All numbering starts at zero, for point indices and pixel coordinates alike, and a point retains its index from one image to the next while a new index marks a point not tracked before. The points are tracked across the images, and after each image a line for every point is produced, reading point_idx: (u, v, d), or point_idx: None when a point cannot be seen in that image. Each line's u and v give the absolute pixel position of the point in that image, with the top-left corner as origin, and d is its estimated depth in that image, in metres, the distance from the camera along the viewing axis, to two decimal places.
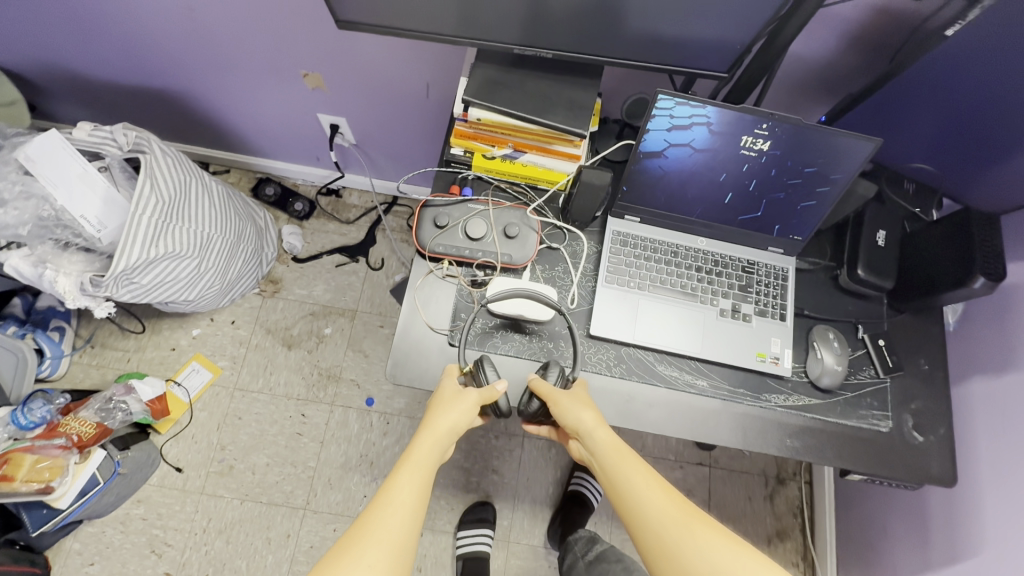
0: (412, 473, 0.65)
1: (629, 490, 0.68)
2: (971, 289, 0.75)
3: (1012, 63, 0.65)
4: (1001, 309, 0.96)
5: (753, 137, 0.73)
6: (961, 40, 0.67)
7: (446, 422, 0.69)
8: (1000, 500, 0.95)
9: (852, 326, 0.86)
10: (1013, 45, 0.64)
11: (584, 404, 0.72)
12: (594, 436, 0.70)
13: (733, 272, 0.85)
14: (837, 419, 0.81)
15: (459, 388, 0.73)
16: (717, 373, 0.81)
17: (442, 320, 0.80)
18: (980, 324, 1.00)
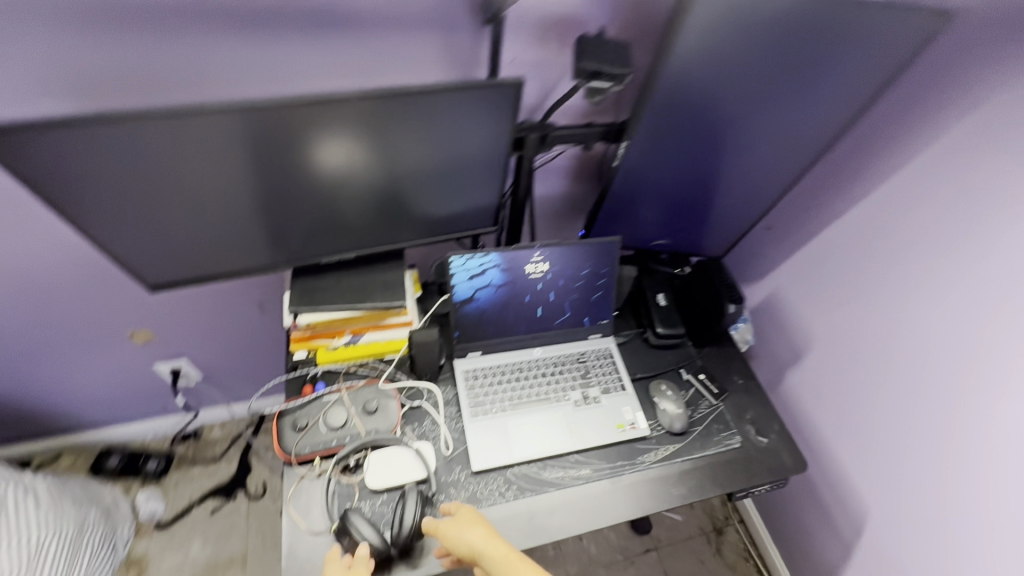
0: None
1: None
2: (730, 315, 0.99)
3: (680, 169, 0.93)
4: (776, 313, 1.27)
5: (534, 263, 0.93)
6: (642, 172, 0.93)
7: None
8: (855, 461, 1.13)
9: (676, 372, 1.03)
10: (675, 163, 0.91)
11: (469, 523, 0.72)
12: (484, 551, 0.69)
13: (571, 366, 0.99)
14: (700, 453, 0.93)
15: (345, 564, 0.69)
16: (595, 456, 0.90)
17: (326, 520, 0.78)
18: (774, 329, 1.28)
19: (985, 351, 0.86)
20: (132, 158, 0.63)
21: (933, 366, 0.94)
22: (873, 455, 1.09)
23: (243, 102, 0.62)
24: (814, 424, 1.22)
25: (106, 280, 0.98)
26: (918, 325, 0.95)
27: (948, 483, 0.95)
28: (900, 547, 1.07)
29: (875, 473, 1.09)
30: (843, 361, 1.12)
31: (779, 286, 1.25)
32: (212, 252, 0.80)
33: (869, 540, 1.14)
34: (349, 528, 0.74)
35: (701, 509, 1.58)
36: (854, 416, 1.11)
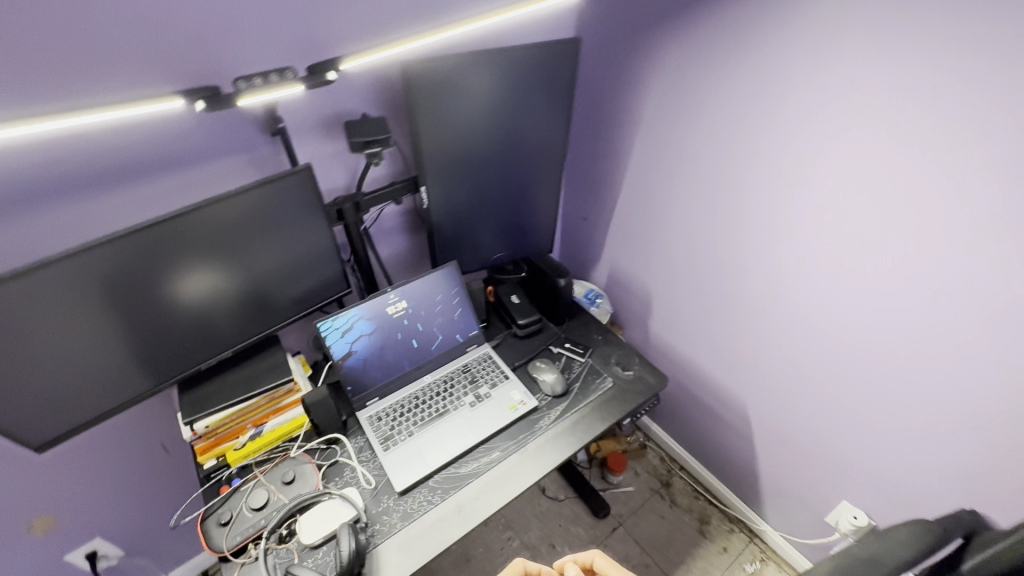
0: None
1: None
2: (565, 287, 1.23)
3: (488, 188, 1.16)
4: (622, 278, 1.54)
5: (393, 304, 1.09)
6: (461, 199, 1.15)
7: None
8: (718, 366, 1.38)
9: (547, 349, 1.22)
10: (483, 182, 1.15)
11: None
12: None
13: (459, 377, 1.14)
14: (584, 401, 1.11)
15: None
16: (500, 439, 1.04)
17: None
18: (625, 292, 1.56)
19: (740, 241, 1.14)
20: None
21: (722, 269, 1.22)
22: (725, 354, 1.34)
23: (86, 248, 0.75)
24: (683, 353, 1.47)
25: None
26: (698, 242, 1.25)
27: (775, 350, 1.19)
28: (773, 417, 1.30)
29: (732, 368, 1.34)
30: (674, 294, 1.40)
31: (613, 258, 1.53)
32: (94, 394, 0.87)
33: (755, 424, 1.36)
34: None
35: (645, 472, 1.73)
36: (701, 332, 1.37)
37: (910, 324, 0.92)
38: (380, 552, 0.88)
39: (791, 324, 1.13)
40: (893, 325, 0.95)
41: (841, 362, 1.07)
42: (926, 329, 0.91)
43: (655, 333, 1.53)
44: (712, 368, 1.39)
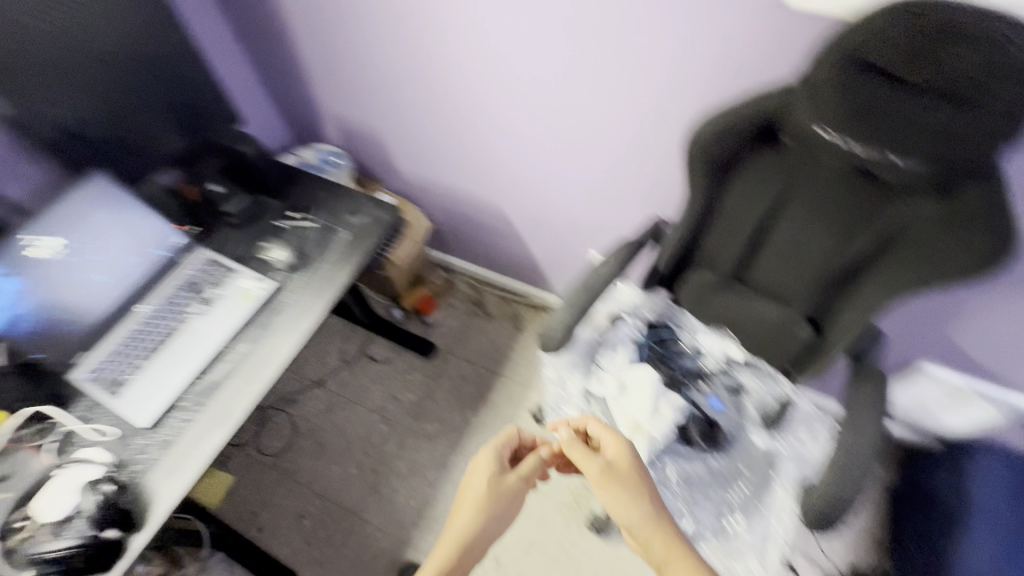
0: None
1: (612, 508, 0.83)
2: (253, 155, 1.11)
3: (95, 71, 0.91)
4: (353, 125, 1.46)
5: (36, 247, 0.88)
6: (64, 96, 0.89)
7: (489, 517, 0.89)
8: (465, 179, 1.44)
9: (273, 226, 1.14)
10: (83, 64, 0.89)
11: (631, 505, 0.81)
12: (641, 510, 0.81)
13: (181, 292, 1.03)
14: (321, 259, 1.08)
15: (506, 483, 0.92)
16: (244, 330, 0.99)
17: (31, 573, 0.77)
18: (362, 138, 1.49)
19: (410, 37, 1.12)
20: None
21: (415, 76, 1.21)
22: (465, 165, 1.39)
23: None
24: (437, 180, 1.50)
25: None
26: (389, 55, 1.19)
27: (489, 137, 1.26)
28: (522, 206, 1.42)
29: (476, 176, 1.40)
30: (400, 122, 1.37)
31: (333, 106, 1.44)
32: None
33: (515, 219, 1.48)
34: (42, 559, 0.77)
35: (459, 301, 1.85)
36: (439, 151, 1.39)
37: (558, 70, 1.03)
38: (145, 485, 0.84)
39: (493, 109, 1.18)
40: (549, 73, 1.04)
41: (532, 128, 1.17)
42: (570, 66, 1.01)
43: (407, 170, 1.52)
44: (463, 183, 1.45)
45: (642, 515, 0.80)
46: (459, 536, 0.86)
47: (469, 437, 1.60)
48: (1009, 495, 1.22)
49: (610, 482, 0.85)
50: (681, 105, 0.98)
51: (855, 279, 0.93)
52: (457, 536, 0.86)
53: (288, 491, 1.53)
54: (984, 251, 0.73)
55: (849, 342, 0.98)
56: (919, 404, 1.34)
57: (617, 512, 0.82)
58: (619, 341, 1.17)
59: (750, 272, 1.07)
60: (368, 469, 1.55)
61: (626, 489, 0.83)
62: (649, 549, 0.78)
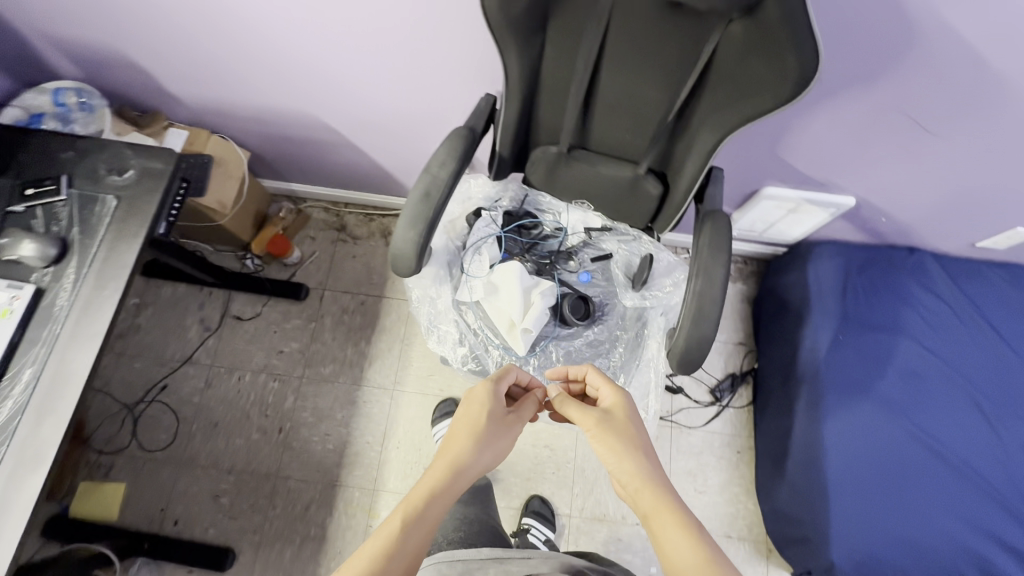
0: (425, 509, 0.73)
1: (609, 456, 0.80)
2: None
3: None
4: (88, 46, 1.11)
5: None
6: None
7: (477, 443, 0.82)
8: (265, 92, 1.18)
9: (13, 214, 0.88)
10: None
11: (641, 454, 0.80)
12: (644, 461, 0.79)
13: None
14: (93, 239, 0.86)
15: (500, 421, 0.87)
16: (21, 354, 0.80)
17: None
18: (110, 62, 1.14)
19: None
20: None
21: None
22: (255, 75, 1.13)
23: None
24: (232, 99, 1.22)
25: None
26: None
27: (270, 37, 1.02)
28: (344, 111, 1.21)
29: (275, 86, 1.16)
30: (147, 33, 1.05)
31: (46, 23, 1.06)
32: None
33: (343, 128, 1.28)
34: None
35: (319, 231, 1.66)
36: (215, 64, 1.11)
37: None
38: None
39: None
40: None
41: (315, 16, 0.95)
42: None
43: (190, 94, 1.22)
44: (264, 97, 1.19)
45: (644, 468, 0.78)
46: (449, 455, 0.80)
47: (370, 368, 1.55)
48: (839, 281, 1.40)
49: (606, 432, 0.83)
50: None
51: (687, 123, 0.90)
52: (447, 457, 0.80)
53: (192, 477, 1.43)
54: (791, 73, 0.70)
55: (693, 188, 0.98)
56: (766, 224, 1.45)
57: (608, 461, 0.81)
58: (479, 241, 1.09)
59: (591, 136, 1.00)
60: (274, 430, 1.48)
61: (624, 438, 0.81)
62: (637, 500, 0.75)
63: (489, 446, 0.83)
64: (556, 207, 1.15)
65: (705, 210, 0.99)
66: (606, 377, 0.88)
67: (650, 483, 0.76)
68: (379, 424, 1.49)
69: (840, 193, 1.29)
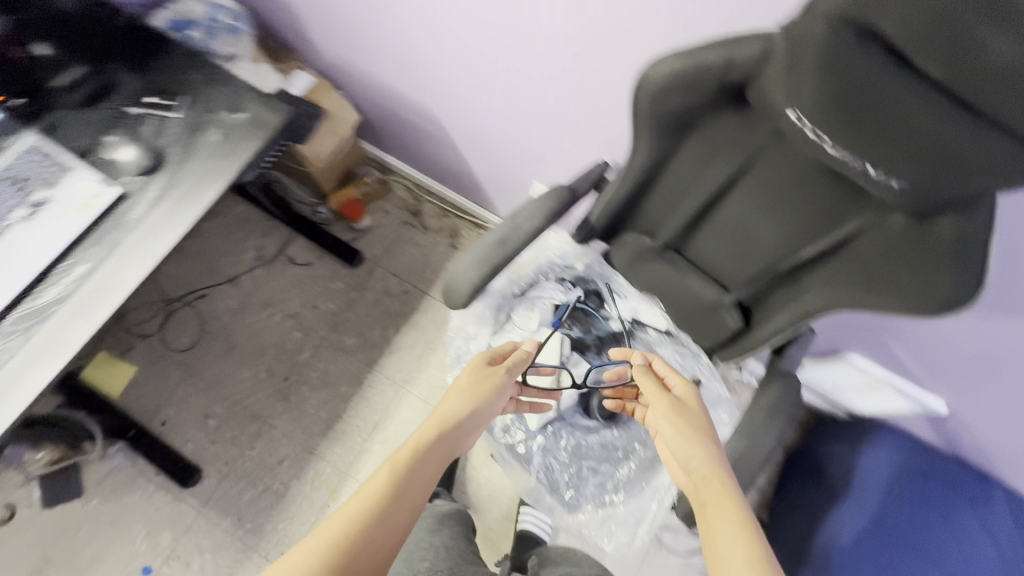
0: (412, 470, 0.70)
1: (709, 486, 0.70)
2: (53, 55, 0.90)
3: None
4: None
5: None
6: None
7: (474, 406, 0.80)
8: (401, 77, 1.20)
9: (125, 115, 0.90)
10: None
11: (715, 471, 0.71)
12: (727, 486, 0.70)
13: (5, 188, 0.83)
14: (185, 167, 0.88)
15: (482, 381, 0.83)
16: (86, 249, 0.83)
17: None
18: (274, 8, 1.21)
19: None
20: None
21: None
22: (396, 60, 1.15)
23: None
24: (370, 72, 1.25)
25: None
26: None
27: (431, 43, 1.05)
28: (460, 120, 1.22)
29: (409, 76, 1.18)
30: None
31: None
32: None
33: (457, 132, 1.28)
34: None
35: (395, 207, 1.67)
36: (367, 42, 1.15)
37: None
38: None
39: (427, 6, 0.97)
40: None
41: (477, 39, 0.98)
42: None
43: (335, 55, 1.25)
44: (392, 79, 1.22)
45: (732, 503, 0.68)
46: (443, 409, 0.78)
47: (388, 356, 1.54)
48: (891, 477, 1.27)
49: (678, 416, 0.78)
50: (639, 30, 0.79)
51: (798, 280, 0.82)
52: (439, 414, 0.78)
53: (191, 388, 1.48)
54: (943, 292, 0.61)
55: (772, 339, 0.90)
56: (836, 385, 1.33)
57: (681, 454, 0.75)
58: (537, 298, 1.11)
59: (689, 245, 0.94)
60: (279, 378, 1.50)
61: (696, 426, 0.77)
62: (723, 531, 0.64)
63: (485, 411, 0.81)
64: (626, 293, 1.09)
65: (778, 367, 0.91)
66: (680, 367, 0.84)
67: (719, 473, 0.71)
68: (374, 413, 1.48)
69: (935, 397, 1.15)
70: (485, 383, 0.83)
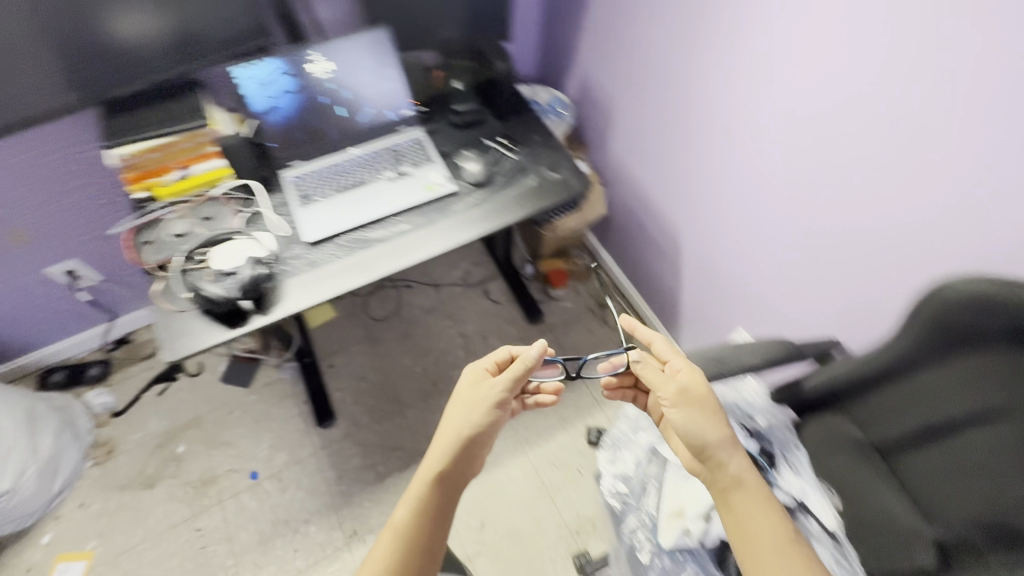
0: (430, 502, 0.78)
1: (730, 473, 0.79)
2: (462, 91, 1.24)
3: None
4: (594, 102, 1.49)
5: (312, 62, 1.07)
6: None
7: (473, 428, 0.83)
8: (666, 198, 1.39)
9: (481, 143, 1.20)
10: None
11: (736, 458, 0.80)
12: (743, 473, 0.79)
13: (388, 157, 1.14)
14: (502, 193, 1.13)
15: (479, 398, 0.86)
16: (413, 215, 1.09)
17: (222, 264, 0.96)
18: (593, 113, 1.52)
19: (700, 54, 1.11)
20: None
21: (695, 72, 1.14)
22: (672, 184, 1.35)
23: None
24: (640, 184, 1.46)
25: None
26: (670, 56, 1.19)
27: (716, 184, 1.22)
28: (699, 250, 1.36)
29: (675, 201, 1.36)
30: (638, 115, 1.34)
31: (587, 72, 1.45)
32: (29, 97, 0.93)
33: (688, 258, 1.41)
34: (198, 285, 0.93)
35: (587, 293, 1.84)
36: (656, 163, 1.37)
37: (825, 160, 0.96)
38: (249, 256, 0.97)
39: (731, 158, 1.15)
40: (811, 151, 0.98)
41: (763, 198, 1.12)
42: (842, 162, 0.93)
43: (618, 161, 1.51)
44: (656, 196, 1.42)
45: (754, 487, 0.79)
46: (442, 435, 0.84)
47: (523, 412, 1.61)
48: None
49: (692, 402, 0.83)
50: (936, 253, 0.85)
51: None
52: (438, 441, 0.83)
53: (363, 351, 1.71)
54: None
55: None
56: None
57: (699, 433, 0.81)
58: None
59: (905, 460, 0.90)
60: (429, 380, 1.66)
61: (704, 408, 0.83)
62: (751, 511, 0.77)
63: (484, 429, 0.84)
64: (802, 475, 1.02)
65: None
66: (685, 352, 0.88)
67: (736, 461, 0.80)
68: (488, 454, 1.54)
69: None
70: (480, 399, 0.86)
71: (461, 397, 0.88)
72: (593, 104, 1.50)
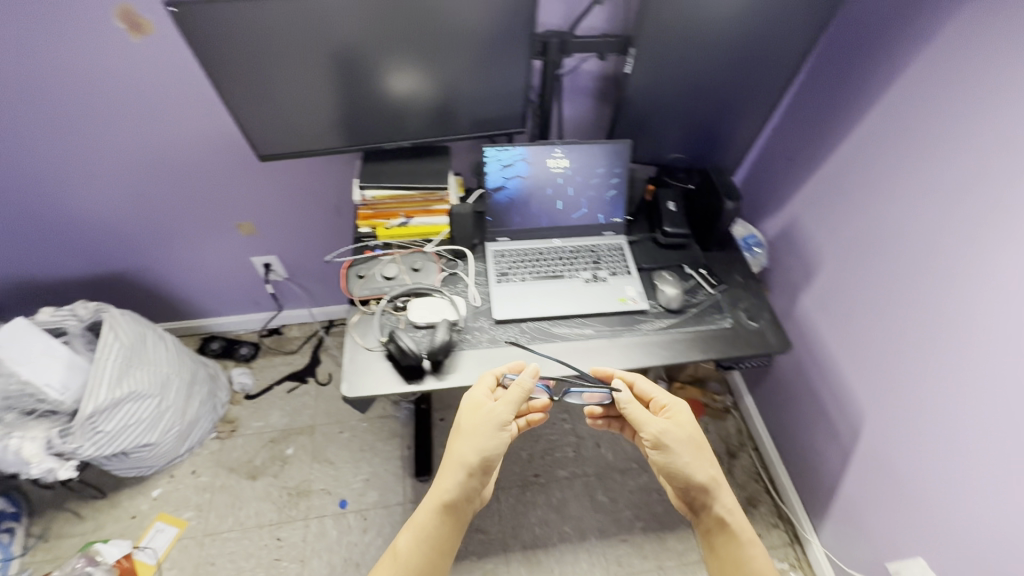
0: (442, 528, 0.84)
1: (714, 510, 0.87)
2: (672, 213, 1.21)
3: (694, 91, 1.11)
4: (791, 249, 1.41)
5: (555, 158, 1.11)
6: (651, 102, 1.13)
7: (478, 453, 0.83)
8: (854, 375, 1.24)
9: (680, 268, 1.17)
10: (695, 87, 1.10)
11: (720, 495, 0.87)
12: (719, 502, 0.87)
13: (586, 256, 1.15)
14: (692, 326, 1.08)
15: (482, 416, 0.84)
16: (599, 322, 1.07)
17: (418, 318, 1.01)
18: (786, 258, 1.43)
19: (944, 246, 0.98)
20: (263, 72, 0.93)
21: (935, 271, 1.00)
22: (865, 364, 1.20)
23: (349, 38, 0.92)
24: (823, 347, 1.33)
25: (166, 146, 1.23)
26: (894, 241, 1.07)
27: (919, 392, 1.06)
28: (880, 448, 1.18)
29: (864, 382, 1.21)
30: (846, 279, 1.23)
31: (793, 218, 1.38)
32: (318, 136, 1.08)
33: (864, 449, 1.23)
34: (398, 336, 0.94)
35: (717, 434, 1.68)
36: (851, 335, 1.23)
37: None
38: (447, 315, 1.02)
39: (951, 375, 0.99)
40: None
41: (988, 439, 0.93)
42: None
43: (802, 316, 1.39)
44: (842, 368, 1.27)
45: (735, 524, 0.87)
46: (450, 459, 0.86)
47: (619, 543, 1.47)
48: None
49: (684, 451, 0.86)
50: None
51: None
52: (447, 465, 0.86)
53: None
54: None
55: None
56: None
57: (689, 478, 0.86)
58: None
59: None
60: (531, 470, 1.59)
61: (693, 452, 0.87)
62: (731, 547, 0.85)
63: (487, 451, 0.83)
64: None
65: None
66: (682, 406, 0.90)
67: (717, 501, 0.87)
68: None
69: None
70: (486, 425, 0.84)
71: (462, 422, 0.87)
72: (789, 251, 1.41)
